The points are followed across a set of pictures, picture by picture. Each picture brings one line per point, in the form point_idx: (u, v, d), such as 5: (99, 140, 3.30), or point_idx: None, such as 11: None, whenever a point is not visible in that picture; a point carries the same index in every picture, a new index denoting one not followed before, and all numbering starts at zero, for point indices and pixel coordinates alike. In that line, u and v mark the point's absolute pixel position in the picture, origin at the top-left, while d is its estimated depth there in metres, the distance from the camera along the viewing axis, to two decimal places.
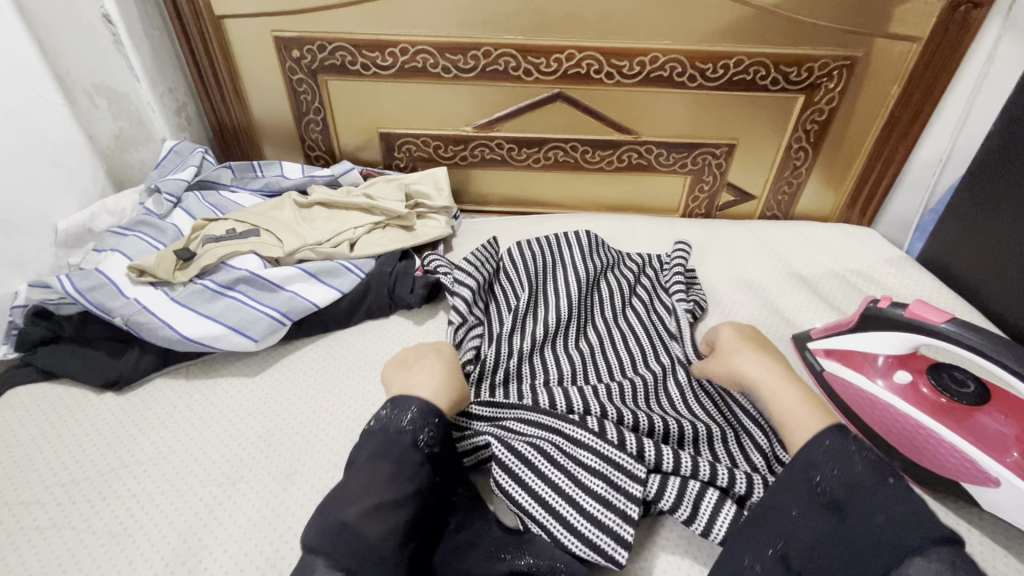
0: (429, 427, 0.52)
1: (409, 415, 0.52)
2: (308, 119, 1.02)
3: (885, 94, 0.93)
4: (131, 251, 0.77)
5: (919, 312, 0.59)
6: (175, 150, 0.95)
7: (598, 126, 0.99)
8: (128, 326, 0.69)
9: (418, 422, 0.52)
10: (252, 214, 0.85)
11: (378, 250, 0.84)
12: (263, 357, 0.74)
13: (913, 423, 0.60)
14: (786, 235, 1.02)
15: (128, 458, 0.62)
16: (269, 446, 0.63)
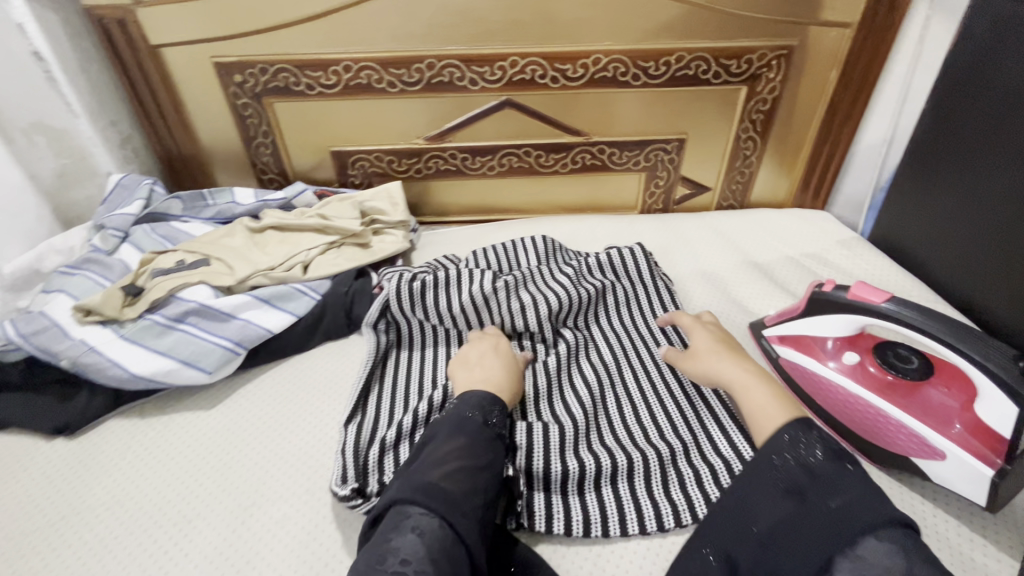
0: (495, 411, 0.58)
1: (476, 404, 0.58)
2: (257, 143, 1.01)
3: (825, 81, 0.95)
4: (77, 291, 0.76)
5: (861, 294, 0.60)
6: (122, 183, 0.93)
7: (548, 129, 0.99)
8: (75, 367, 0.67)
9: (485, 410, 0.58)
10: (203, 243, 0.84)
11: (333, 270, 0.83)
12: (220, 388, 0.73)
13: (864, 404, 0.60)
14: (742, 224, 1.03)
15: (80, 504, 0.60)
16: (227, 480, 0.62)
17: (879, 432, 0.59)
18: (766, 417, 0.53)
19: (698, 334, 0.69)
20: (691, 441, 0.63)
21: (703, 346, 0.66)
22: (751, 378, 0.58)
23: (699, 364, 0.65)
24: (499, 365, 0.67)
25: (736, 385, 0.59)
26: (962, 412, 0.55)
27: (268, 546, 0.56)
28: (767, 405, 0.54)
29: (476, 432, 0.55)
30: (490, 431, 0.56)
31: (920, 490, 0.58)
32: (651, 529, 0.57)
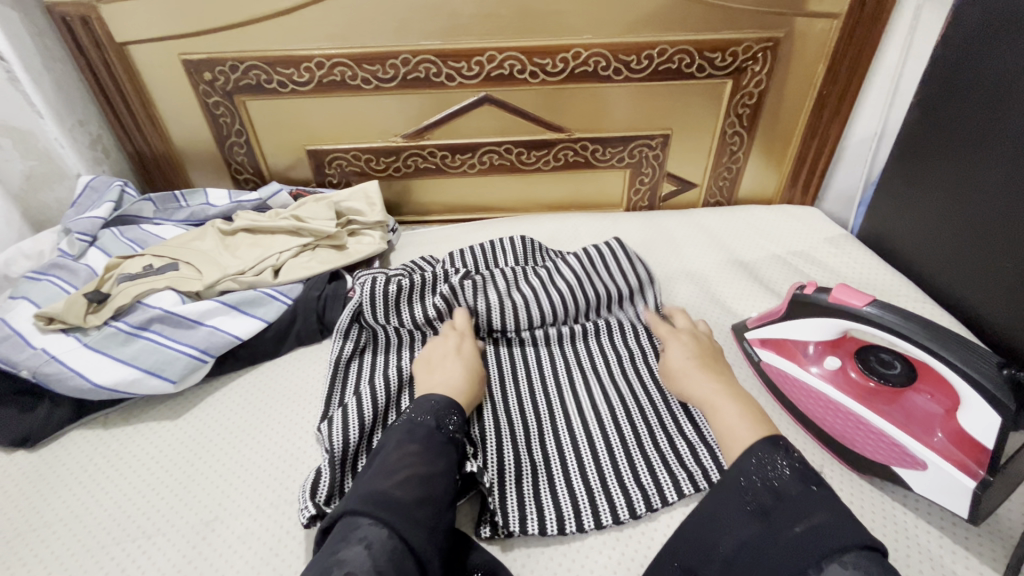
0: (451, 416, 0.57)
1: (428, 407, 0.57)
2: (231, 142, 0.99)
3: (812, 74, 0.92)
4: (40, 298, 0.74)
5: (842, 296, 0.58)
6: (91, 186, 0.91)
7: (529, 126, 0.97)
8: (35, 378, 0.65)
9: (439, 412, 0.57)
10: (172, 247, 0.82)
11: (305, 273, 0.81)
12: (187, 397, 0.71)
13: (844, 410, 0.59)
14: (727, 221, 1.01)
15: (37, 520, 0.59)
16: (190, 494, 0.60)
17: (859, 441, 0.57)
18: (732, 441, 0.52)
19: (674, 348, 0.66)
20: (668, 446, 0.62)
21: (676, 362, 0.64)
22: (722, 396, 0.57)
23: (675, 380, 0.63)
24: (460, 369, 0.64)
25: (707, 403, 0.57)
26: (945, 419, 0.54)
27: (229, 562, 0.54)
28: (736, 426, 0.53)
29: (428, 436, 0.54)
30: (443, 434, 0.55)
31: (902, 500, 0.56)
32: (623, 517, 0.56)
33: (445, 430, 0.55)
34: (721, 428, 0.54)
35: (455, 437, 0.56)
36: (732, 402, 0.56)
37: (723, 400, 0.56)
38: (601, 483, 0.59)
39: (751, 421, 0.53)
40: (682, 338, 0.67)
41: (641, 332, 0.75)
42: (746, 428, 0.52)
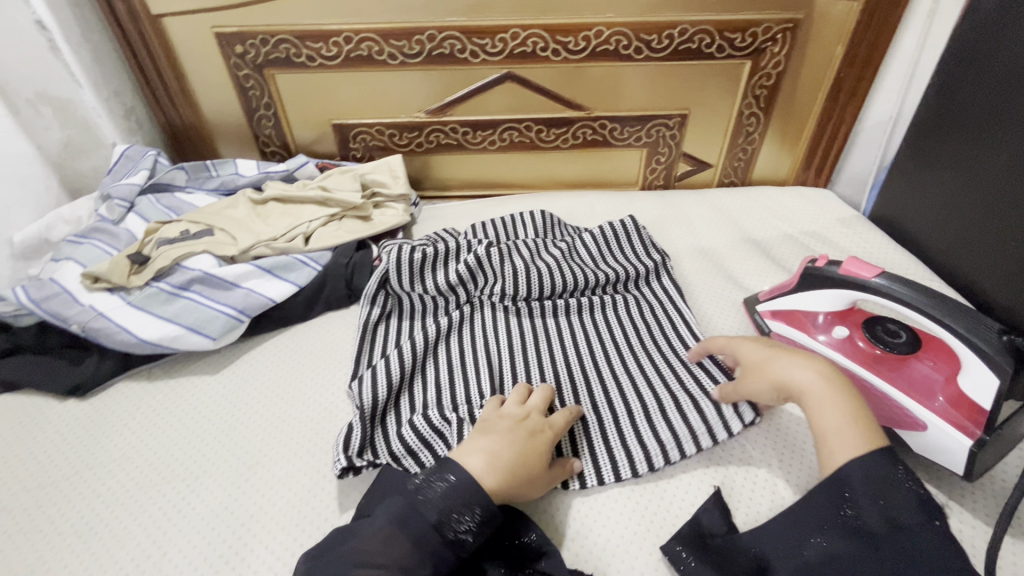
0: (468, 516, 0.49)
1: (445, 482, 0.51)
2: (259, 115, 1.01)
3: (830, 55, 0.93)
4: (85, 259, 0.78)
5: (852, 269, 0.61)
6: (127, 155, 0.94)
7: (550, 104, 0.99)
8: (86, 332, 0.70)
9: (454, 501, 0.49)
10: (207, 214, 0.86)
11: (334, 241, 0.84)
12: (225, 355, 0.75)
13: (852, 376, 0.62)
14: (741, 201, 1.03)
15: (92, 461, 0.63)
16: (231, 441, 0.65)
17: (864, 404, 0.61)
18: (838, 436, 0.49)
19: (753, 346, 0.61)
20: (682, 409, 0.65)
21: (759, 360, 0.58)
22: (826, 388, 0.52)
23: (762, 376, 0.57)
24: (518, 443, 0.55)
25: (809, 397, 0.52)
26: (945, 385, 0.56)
27: (271, 501, 0.59)
28: (840, 425, 0.49)
29: (420, 530, 0.47)
30: (440, 533, 0.48)
31: (901, 460, 0.59)
32: (641, 471, 0.60)
33: (450, 528, 0.48)
34: (822, 425, 0.50)
35: (456, 539, 0.48)
36: (840, 392, 0.51)
37: (826, 393, 0.52)
38: (619, 441, 0.62)
39: (858, 419, 0.49)
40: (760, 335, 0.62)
41: (655, 304, 0.78)
42: (852, 428, 0.48)
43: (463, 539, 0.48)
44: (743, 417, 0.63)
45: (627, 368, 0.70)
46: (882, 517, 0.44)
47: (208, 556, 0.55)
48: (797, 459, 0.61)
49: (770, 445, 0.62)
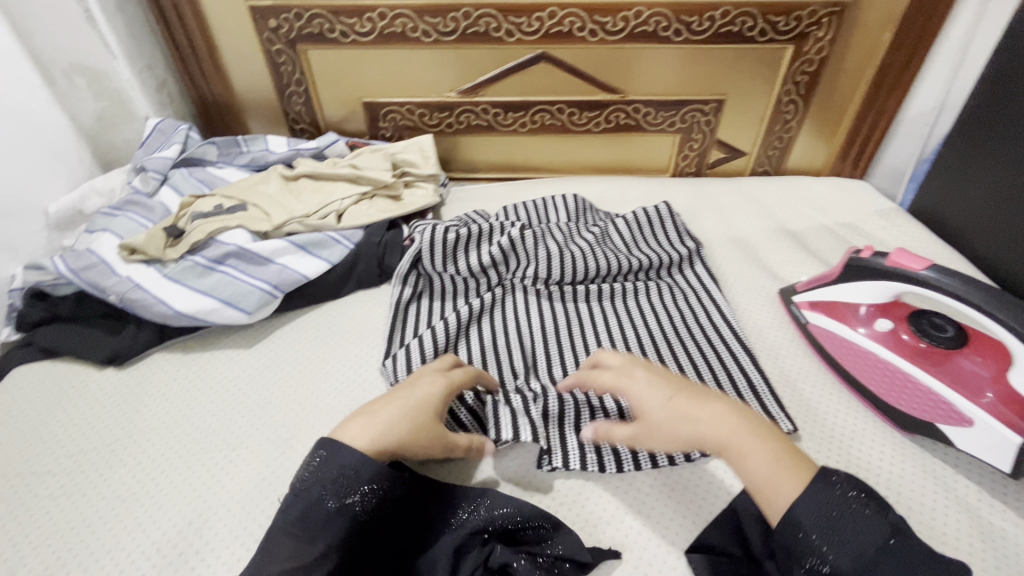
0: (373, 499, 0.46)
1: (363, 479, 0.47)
2: (290, 91, 1.01)
3: (876, 41, 0.91)
4: (121, 230, 0.78)
5: (901, 261, 0.59)
6: (159, 128, 0.95)
7: (583, 86, 0.97)
8: (122, 303, 0.70)
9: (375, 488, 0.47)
10: (239, 189, 0.86)
11: (366, 220, 0.84)
12: (258, 330, 0.75)
13: (895, 370, 0.62)
14: (775, 191, 1.01)
15: (131, 429, 0.64)
16: (266, 414, 0.65)
17: (906, 399, 0.60)
18: (773, 491, 0.46)
19: (642, 389, 0.55)
20: None
21: (661, 415, 0.52)
22: (741, 434, 0.49)
23: (667, 431, 0.52)
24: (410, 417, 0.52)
25: (730, 451, 0.49)
26: (993, 381, 0.56)
27: None
28: (772, 474, 0.47)
29: (307, 511, 0.45)
30: (325, 508, 0.45)
31: (944, 456, 0.58)
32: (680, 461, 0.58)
33: (332, 497, 0.46)
34: (755, 477, 0.47)
35: (345, 507, 0.46)
36: (758, 437, 0.49)
37: (746, 441, 0.49)
38: None
39: (786, 460, 0.47)
40: (634, 373, 0.57)
41: (689, 293, 0.77)
42: (783, 476, 0.46)
43: (353, 506, 0.46)
44: (785, 411, 0.62)
45: (663, 355, 0.69)
46: (847, 553, 0.42)
47: (247, 527, 0.55)
48: (841, 454, 0.59)
49: (816, 442, 0.60)
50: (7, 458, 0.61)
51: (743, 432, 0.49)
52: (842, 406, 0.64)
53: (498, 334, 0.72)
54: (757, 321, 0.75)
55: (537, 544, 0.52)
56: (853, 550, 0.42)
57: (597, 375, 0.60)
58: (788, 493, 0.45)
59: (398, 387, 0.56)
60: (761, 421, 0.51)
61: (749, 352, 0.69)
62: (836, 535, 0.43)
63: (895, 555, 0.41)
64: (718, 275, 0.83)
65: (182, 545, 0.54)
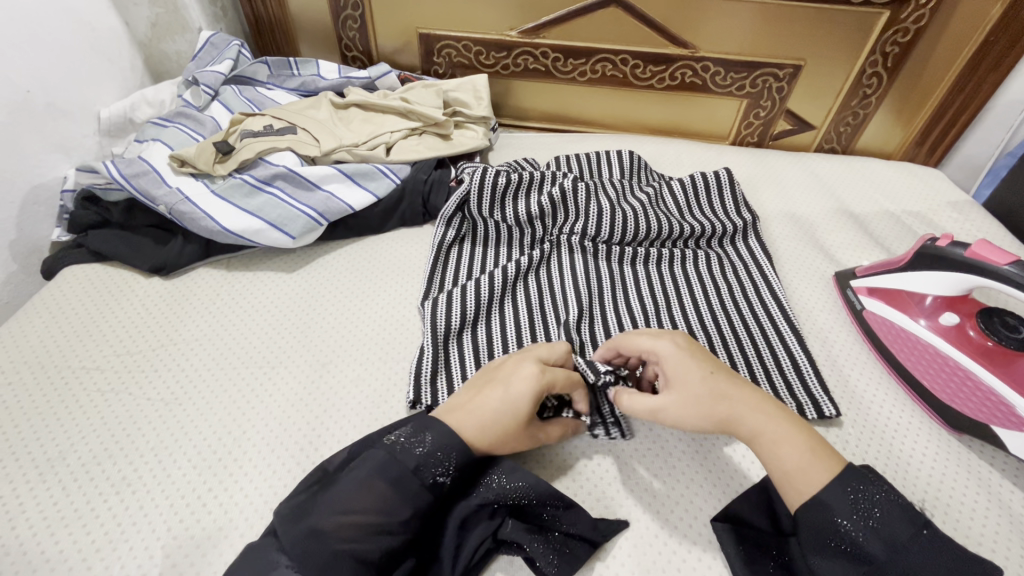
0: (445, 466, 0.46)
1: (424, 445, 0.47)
2: (346, 16, 0.98)
3: (984, 16, 0.82)
4: (171, 141, 0.78)
5: (982, 253, 0.55)
6: (211, 41, 0.92)
7: (652, 36, 0.91)
8: (171, 214, 0.70)
9: (432, 456, 0.47)
10: (289, 112, 0.85)
11: (414, 156, 0.82)
12: (301, 256, 0.76)
13: (952, 364, 0.60)
14: (842, 171, 0.96)
15: (175, 336, 0.65)
16: (305, 338, 0.66)
17: (961, 396, 0.58)
18: (804, 476, 0.44)
19: (682, 359, 0.50)
20: (763, 379, 0.61)
21: (700, 388, 0.48)
22: (776, 420, 0.47)
23: (702, 403, 0.48)
24: (505, 415, 0.50)
25: (763, 432, 0.46)
26: None
27: (344, 399, 0.60)
28: (802, 461, 0.44)
29: (398, 479, 0.45)
30: (420, 480, 0.46)
31: (991, 460, 0.56)
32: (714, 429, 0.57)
33: (427, 472, 0.46)
34: (785, 463, 0.45)
35: (435, 485, 0.46)
36: (792, 425, 0.47)
37: (776, 426, 0.47)
38: None
39: (820, 454, 0.45)
40: (673, 339, 0.53)
41: (739, 266, 0.75)
42: (813, 464, 0.44)
43: (440, 485, 0.46)
44: (828, 394, 0.60)
45: (707, 325, 0.67)
46: (877, 538, 0.40)
47: (283, 443, 0.56)
48: (881, 445, 0.57)
49: (859, 430, 0.58)
50: (58, 351, 0.63)
51: (778, 419, 0.47)
52: (888, 396, 0.62)
53: (538, 287, 0.71)
54: (807, 302, 0.72)
55: (552, 522, 0.50)
56: (884, 536, 0.40)
57: (635, 337, 0.54)
58: (816, 483, 0.43)
59: (495, 375, 0.52)
60: (792, 412, 0.48)
61: (797, 333, 0.66)
62: (870, 521, 0.41)
63: (924, 545, 0.39)
64: (772, 251, 0.79)
65: (222, 452, 0.55)
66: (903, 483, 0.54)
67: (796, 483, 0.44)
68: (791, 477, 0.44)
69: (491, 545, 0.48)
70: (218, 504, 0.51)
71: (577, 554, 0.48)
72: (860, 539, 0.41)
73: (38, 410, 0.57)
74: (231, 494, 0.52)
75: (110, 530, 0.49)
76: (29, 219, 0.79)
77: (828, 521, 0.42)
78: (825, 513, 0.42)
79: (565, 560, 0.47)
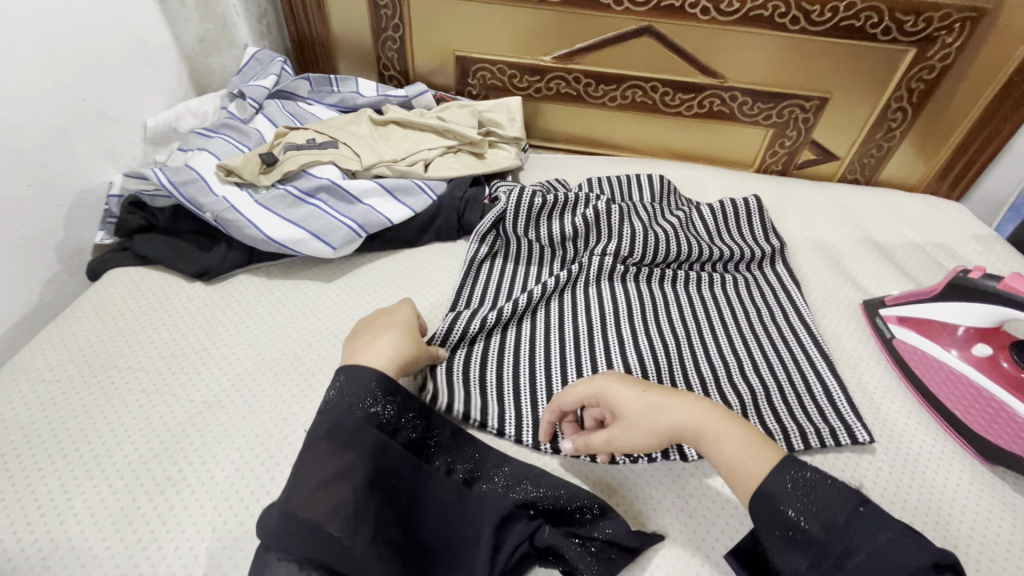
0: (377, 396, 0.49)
1: (352, 387, 0.49)
2: (386, 37, 1.01)
3: (1009, 56, 0.84)
4: (218, 151, 0.80)
5: (1014, 285, 0.57)
6: (256, 57, 0.96)
7: (683, 66, 0.94)
8: (217, 222, 0.72)
9: (365, 394, 0.49)
10: (331, 127, 0.87)
11: (451, 174, 0.85)
12: (338, 266, 0.78)
13: (985, 395, 0.61)
14: (865, 201, 0.97)
15: (218, 340, 0.67)
16: (344, 346, 0.67)
17: (997, 427, 0.59)
18: (748, 465, 0.45)
19: (618, 386, 0.52)
20: (796, 403, 0.62)
21: (639, 411, 0.50)
22: (714, 422, 0.48)
23: (646, 427, 0.49)
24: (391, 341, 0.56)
25: (702, 435, 0.48)
26: None
27: None
28: (743, 454, 0.46)
29: (342, 424, 0.48)
30: (361, 418, 0.48)
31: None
32: None
33: (362, 408, 0.49)
34: (729, 459, 0.46)
35: (376, 416, 0.49)
36: (730, 420, 0.49)
37: (717, 427, 0.48)
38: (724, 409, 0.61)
39: (758, 444, 0.47)
40: (606, 375, 0.54)
41: (767, 290, 0.76)
42: (754, 452, 0.46)
43: (377, 416, 0.49)
44: (860, 420, 0.60)
45: (737, 346, 0.68)
46: (819, 520, 0.41)
47: None
48: (914, 474, 0.57)
49: (892, 457, 0.59)
50: (103, 351, 0.64)
51: (713, 418, 0.49)
52: (920, 424, 0.62)
53: (571, 304, 0.72)
54: (836, 329, 0.73)
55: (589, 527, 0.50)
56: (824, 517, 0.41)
57: (569, 384, 0.55)
58: (759, 471, 0.45)
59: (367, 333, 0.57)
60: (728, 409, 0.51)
61: (826, 358, 0.67)
62: (808, 505, 0.42)
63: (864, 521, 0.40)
64: (799, 277, 0.81)
65: (264, 456, 0.55)
66: (937, 512, 0.54)
67: (749, 474, 0.45)
68: (738, 469, 0.46)
69: (530, 552, 0.49)
70: (260, 508, 0.52)
71: (614, 559, 0.48)
72: (804, 524, 0.41)
73: (81, 409, 0.58)
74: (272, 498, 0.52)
75: (156, 529, 0.50)
76: (75, 222, 0.82)
77: (772, 509, 0.43)
78: (771, 503, 0.43)
79: (603, 563, 0.48)
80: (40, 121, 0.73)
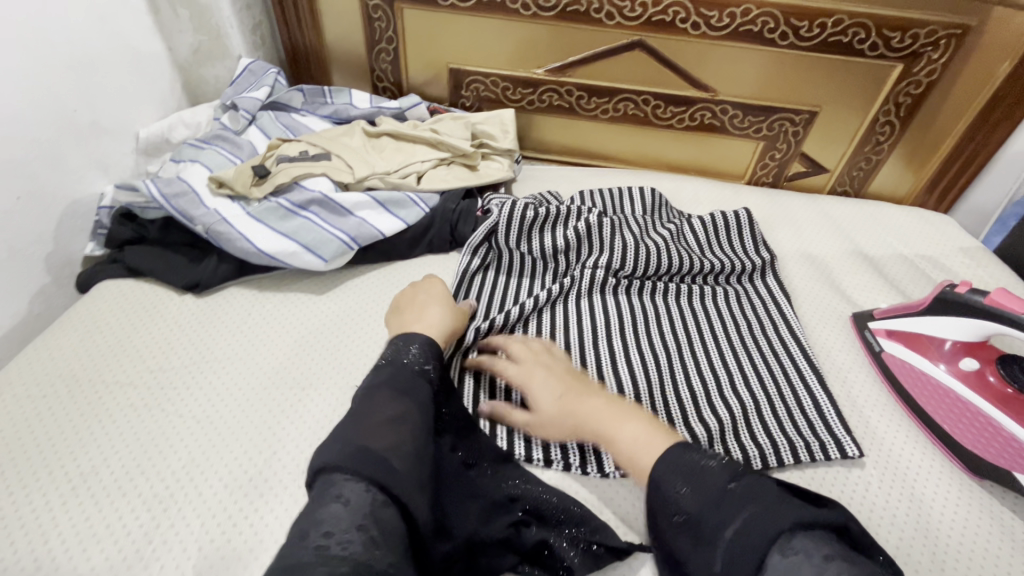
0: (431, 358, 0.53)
1: (411, 351, 0.53)
2: (379, 49, 1.02)
3: (992, 72, 0.86)
4: (210, 163, 0.80)
5: (999, 300, 0.58)
6: (250, 68, 0.96)
7: (675, 79, 0.95)
8: (208, 234, 0.72)
9: (419, 356, 0.52)
10: (324, 139, 0.88)
11: (443, 186, 0.85)
12: (330, 278, 0.78)
13: (973, 410, 0.62)
14: (855, 213, 0.98)
15: (208, 354, 0.66)
16: (335, 360, 0.67)
17: (985, 442, 0.59)
18: (640, 460, 0.48)
19: (539, 381, 0.58)
20: (787, 418, 0.62)
21: (551, 406, 0.55)
22: (616, 419, 0.52)
23: (557, 418, 0.55)
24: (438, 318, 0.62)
25: (602, 430, 0.52)
26: None
27: None
28: (635, 450, 0.48)
29: (402, 378, 0.50)
30: (415, 374, 0.51)
31: (1012, 505, 0.57)
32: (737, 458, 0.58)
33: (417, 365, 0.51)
34: (624, 452, 0.49)
35: (427, 373, 0.52)
36: (630, 416, 0.52)
37: (619, 421, 0.51)
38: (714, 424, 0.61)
39: (654, 438, 0.49)
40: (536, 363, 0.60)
41: (757, 303, 0.76)
42: (647, 447, 0.48)
43: (429, 373, 0.52)
44: (850, 434, 0.60)
45: (728, 360, 0.68)
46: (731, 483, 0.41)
47: None
48: (903, 488, 0.57)
49: (881, 471, 0.59)
50: (90, 366, 0.64)
51: (618, 415, 0.52)
52: (909, 438, 0.62)
53: (563, 317, 0.72)
54: (827, 342, 0.74)
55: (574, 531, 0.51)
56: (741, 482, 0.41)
57: (502, 367, 0.61)
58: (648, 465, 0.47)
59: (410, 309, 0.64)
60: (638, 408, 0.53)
61: (816, 371, 0.67)
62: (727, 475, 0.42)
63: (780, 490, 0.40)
64: (790, 290, 0.81)
65: (253, 472, 0.55)
66: (926, 527, 0.54)
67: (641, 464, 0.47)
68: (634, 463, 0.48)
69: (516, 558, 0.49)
70: (248, 526, 0.51)
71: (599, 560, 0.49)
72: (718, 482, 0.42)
73: (68, 425, 0.58)
74: (261, 515, 0.52)
75: (143, 548, 0.49)
76: (66, 233, 0.81)
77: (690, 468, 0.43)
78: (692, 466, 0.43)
79: (589, 559, 0.49)
80: (31, 133, 0.73)
